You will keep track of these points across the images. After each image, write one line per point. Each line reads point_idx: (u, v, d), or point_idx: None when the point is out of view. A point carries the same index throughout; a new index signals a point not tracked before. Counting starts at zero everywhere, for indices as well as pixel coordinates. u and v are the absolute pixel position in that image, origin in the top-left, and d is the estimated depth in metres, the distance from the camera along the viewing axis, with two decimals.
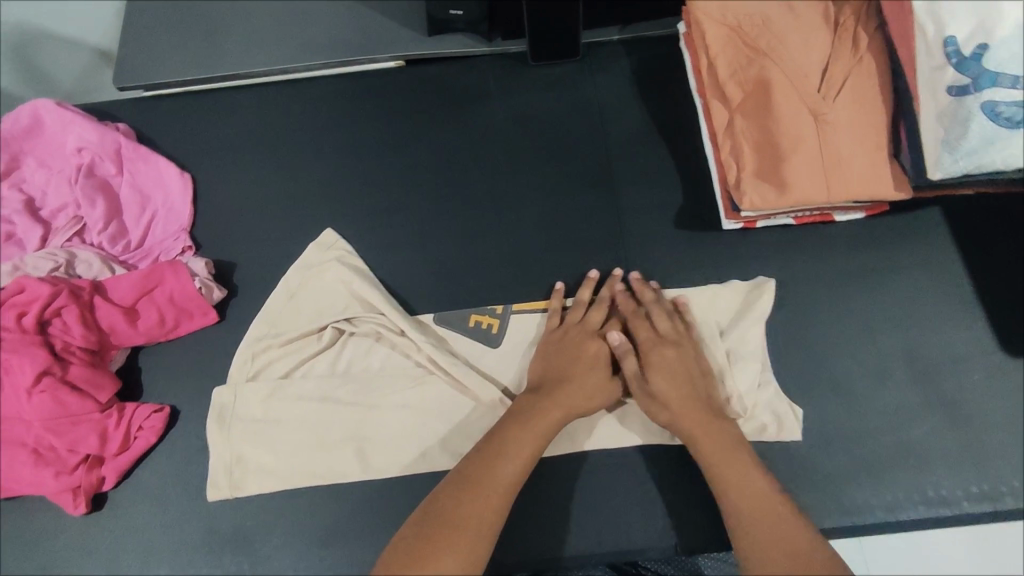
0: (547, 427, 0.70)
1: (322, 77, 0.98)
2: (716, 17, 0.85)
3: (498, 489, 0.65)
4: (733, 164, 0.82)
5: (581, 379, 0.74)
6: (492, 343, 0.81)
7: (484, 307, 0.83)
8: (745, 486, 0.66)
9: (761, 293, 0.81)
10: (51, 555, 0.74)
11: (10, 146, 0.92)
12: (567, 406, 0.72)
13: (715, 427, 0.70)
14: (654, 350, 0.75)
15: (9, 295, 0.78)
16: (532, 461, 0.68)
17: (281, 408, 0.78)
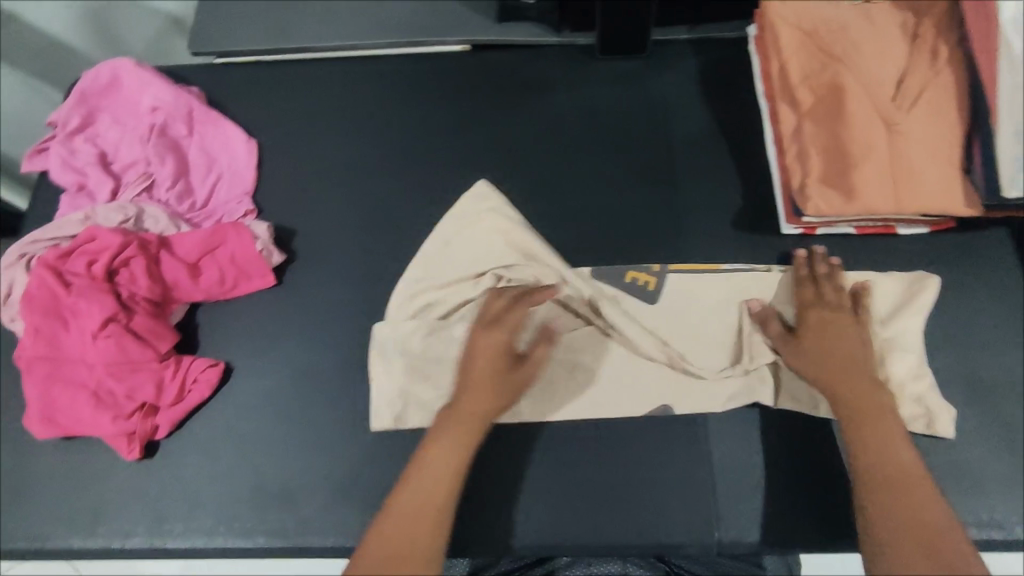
0: (468, 437, 0.70)
1: (391, 56, 1.00)
2: (790, 21, 0.85)
3: (425, 508, 0.65)
4: (798, 169, 0.81)
5: (486, 385, 0.72)
6: (651, 301, 0.83)
7: (642, 265, 0.84)
8: (886, 454, 0.67)
9: (925, 287, 0.78)
10: (101, 497, 0.76)
11: (89, 102, 0.95)
12: (477, 415, 0.71)
13: (869, 390, 0.71)
14: (814, 315, 0.76)
15: (81, 243, 0.80)
16: (453, 489, 0.67)
17: (441, 347, 0.79)
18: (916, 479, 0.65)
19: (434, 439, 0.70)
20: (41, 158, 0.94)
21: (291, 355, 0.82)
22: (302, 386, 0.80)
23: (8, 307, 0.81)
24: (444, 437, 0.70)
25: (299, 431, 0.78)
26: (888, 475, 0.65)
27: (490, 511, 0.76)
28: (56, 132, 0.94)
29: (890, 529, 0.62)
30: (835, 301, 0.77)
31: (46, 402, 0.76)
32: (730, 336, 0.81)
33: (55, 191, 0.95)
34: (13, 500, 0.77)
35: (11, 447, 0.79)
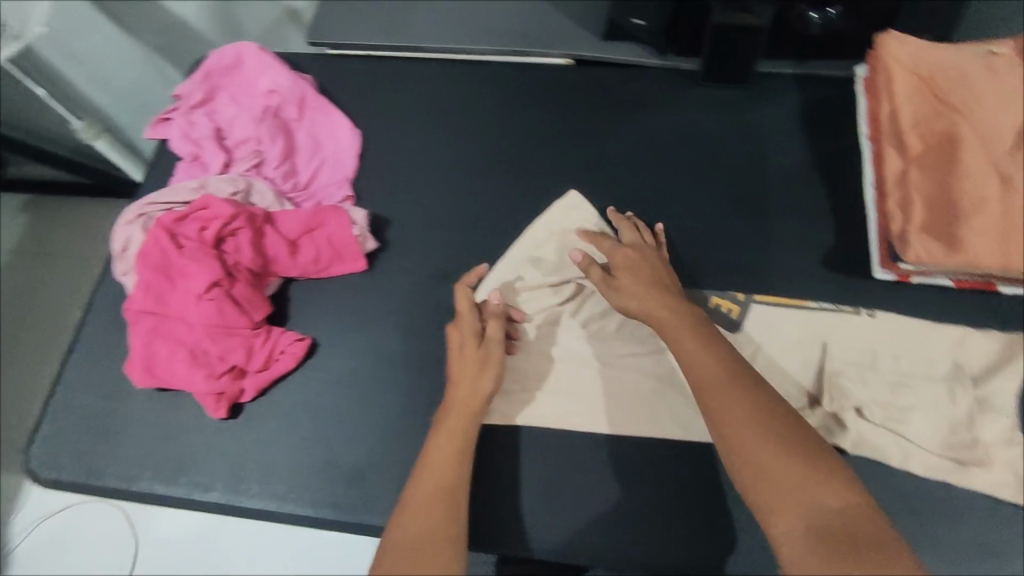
0: (462, 426, 0.72)
1: (496, 62, 1.03)
2: (907, 65, 0.83)
3: (435, 498, 0.66)
4: (899, 217, 0.80)
5: (468, 372, 0.75)
6: (731, 326, 0.83)
7: (727, 292, 0.85)
8: (748, 420, 0.63)
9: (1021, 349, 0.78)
10: (187, 449, 0.81)
11: (211, 79, 1.01)
12: (466, 400, 0.74)
13: (703, 345, 0.69)
14: (618, 256, 0.81)
15: (194, 209, 0.86)
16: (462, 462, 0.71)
17: (533, 349, 0.84)
18: (777, 436, 0.62)
19: (432, 435, 0.73)
20: (162, 127, 1.01)
21: (374, 338, 0.85)
22: (383, 369, 0.83)
23: (123, 261, 0.87)
24: (443, 429, 0.72)
25: (375, 411, 0.81)
26: (751, 441, 0.62)
27: (551, 516, 0.77)
28: (179, 103, 1.00)
29: (761, 490, 0.60)
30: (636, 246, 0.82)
31: (148, 354, 0.81)
32: (812, 373, 0.80)
33: (172, 159, 1.02)
34: (106, 441, 0.82)
35: (110, 391, 0.84)
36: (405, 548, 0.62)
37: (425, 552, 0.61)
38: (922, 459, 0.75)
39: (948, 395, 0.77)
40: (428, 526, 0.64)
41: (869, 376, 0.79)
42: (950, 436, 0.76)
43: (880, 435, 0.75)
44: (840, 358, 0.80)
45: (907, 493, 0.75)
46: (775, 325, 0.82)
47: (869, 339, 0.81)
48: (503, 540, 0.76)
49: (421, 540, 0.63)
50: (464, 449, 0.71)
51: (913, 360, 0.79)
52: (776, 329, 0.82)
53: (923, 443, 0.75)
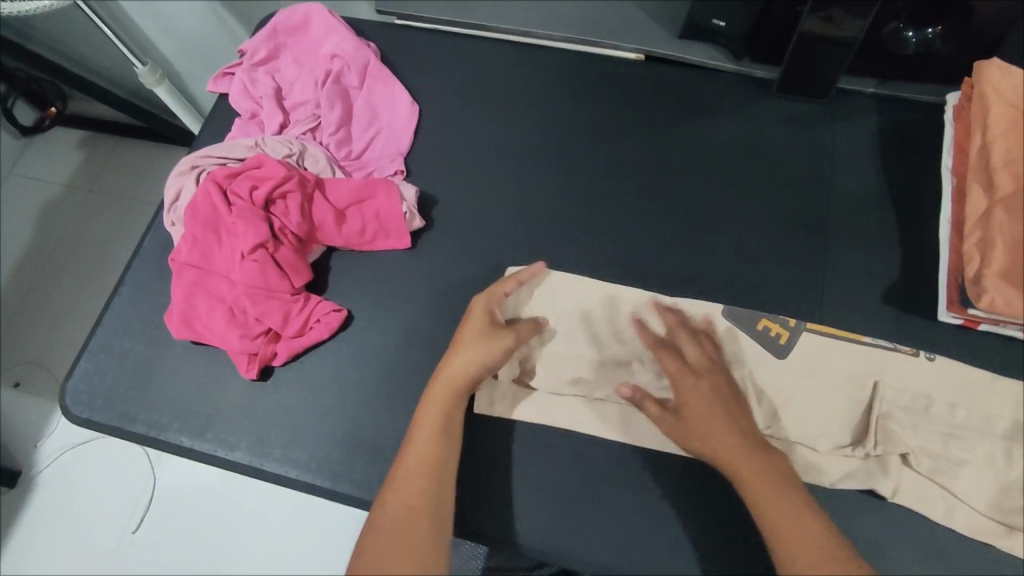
0: (445, 403, 0.71)
1: (564, 51, 1.00)
2: (1007, 97, 0.77)
3: (423, 476, 0.66)
4: (977, 258, 0.75)
5: (465, 348, 0.74)
6: (779, 354, 0.79)
7: (776, 316, 0.81)
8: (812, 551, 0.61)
9: None
10: (216, 405, 0.81)
11: (277, 38, 1.01)
12: (452, 375, 0.73)
13: (761, 462, 0.67)
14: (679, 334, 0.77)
15: (248, 168, 0.86)
16: (444, 439, 0.69)
17: (561, 350, 0.81)
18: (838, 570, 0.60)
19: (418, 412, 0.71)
20: (226, 81, 1.01)
21: (408, 318, 0.84)
22: (414, 350, 0.82)
23: (173, 211, 0.88)
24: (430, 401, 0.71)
25: (403, 392, 0.80)
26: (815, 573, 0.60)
27: (567, 522, 0.74)
28: (243, 59, 1.00)
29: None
30: (700, 363, 0.74)
31: (188, 306, 0.82)
32: (858, 412, 0.76)
33: (230, 114, 1.02)
34: (140, 387, 0.83)
35: (148, 339, 0.85)
36: (385, 537, 0.62)
37: (403, 539, 0.62)
38: (965, 518, 0.71)
39: (1004, 454, 0.72)
40: (409, 510, 0.64)
41: (920, 424, 0.74)
42: (1000, 497, 0.71)
43: (921, 487, 0.72)
44: (891, 401, 0.75)
45: (947, 552, 0.71)
46: (825, 357, 0.78)
47: (926, 382, 0.76)
48: (516, 541, 0.74)
49: (400, 527, 0.63)
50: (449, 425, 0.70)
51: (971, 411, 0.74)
52: (824, 362, 0.78)
53: (969, 500, 0.71)
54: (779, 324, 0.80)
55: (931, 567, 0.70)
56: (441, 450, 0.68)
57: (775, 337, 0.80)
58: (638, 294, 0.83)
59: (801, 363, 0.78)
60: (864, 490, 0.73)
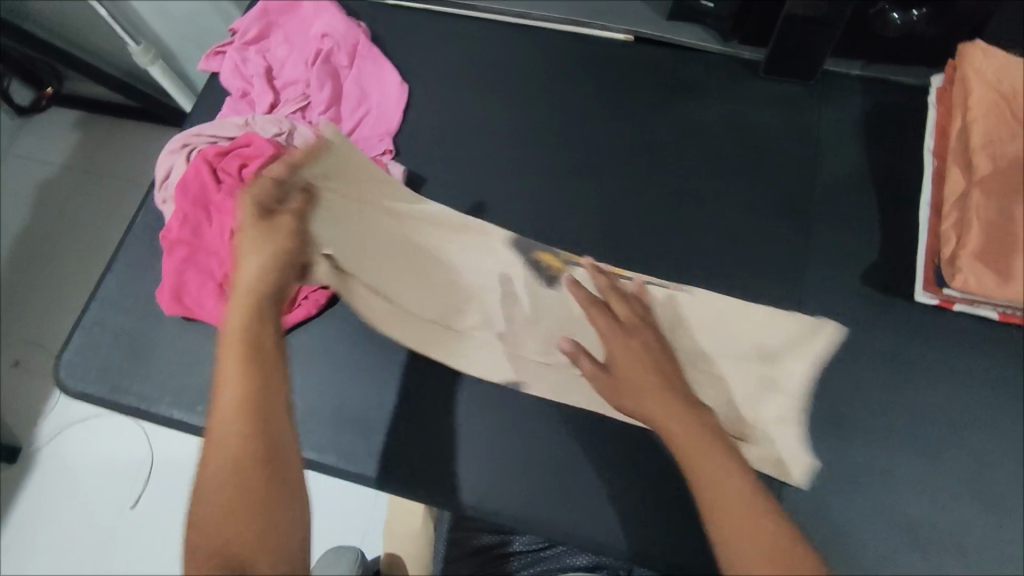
0: (248, 320, 0.63)
1: (552, 31, 1.01)
2: (988, 79, 0.78)
3: (241, 433, 0.57)
4: (953, 238, 0.76)
5: (257, 253, 0.67)
6: (548, 283, 0.84)
7: (554, 249, 0.86)
8: (734, 496, 0.58)
9: (824, 335, 0.79)
10: (206, 379, 0.83)
11: (268, 16, 1.01)
12: (240, 282, 0.66)
13: (692, 426, 0.64)
14: (608, 297, 0.76)
15: (237, 146, 0.87)
16: (244, 371, 0.59)
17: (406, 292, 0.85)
18: (761, 518, 0.57)
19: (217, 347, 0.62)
20: (216, 60, 1.02)
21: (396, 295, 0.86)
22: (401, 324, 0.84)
23: (164, 189, 0.89)
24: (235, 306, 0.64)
25: (392, 368, 0.82)
26: (750, 527, 0.57)
27: (549, 493, 0.76)
28: (233, 38, 1.01)
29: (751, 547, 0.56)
30: (631, 323, 0.74)
31: (178, 283, 0.83)
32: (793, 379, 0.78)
33: (221, 93, 1.03)
34: (132, 362, 0.84)
35: (141, 314, 0.87)
36: (215, 474, 0.56)
37: (230, 475, 0.55)
38: (930, 489, 0.74)
39: None
40: (229, 437, 0.57)
41: (699, 364, 0.80)
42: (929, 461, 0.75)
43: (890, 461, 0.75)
44: (684, 344, 0.80)
45: (913, 522, 0.73)
46: (589, 289, 0.83)
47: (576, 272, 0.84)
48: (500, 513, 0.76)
49: (226, 452, 0.56)
50: (252, 331, 0.62)
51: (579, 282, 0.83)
52: (566, 286, 0.84)
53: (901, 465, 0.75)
54: (554, 264, 0.85)
55: (898, 537, 0.73)
56: (245, 357, 0.60)
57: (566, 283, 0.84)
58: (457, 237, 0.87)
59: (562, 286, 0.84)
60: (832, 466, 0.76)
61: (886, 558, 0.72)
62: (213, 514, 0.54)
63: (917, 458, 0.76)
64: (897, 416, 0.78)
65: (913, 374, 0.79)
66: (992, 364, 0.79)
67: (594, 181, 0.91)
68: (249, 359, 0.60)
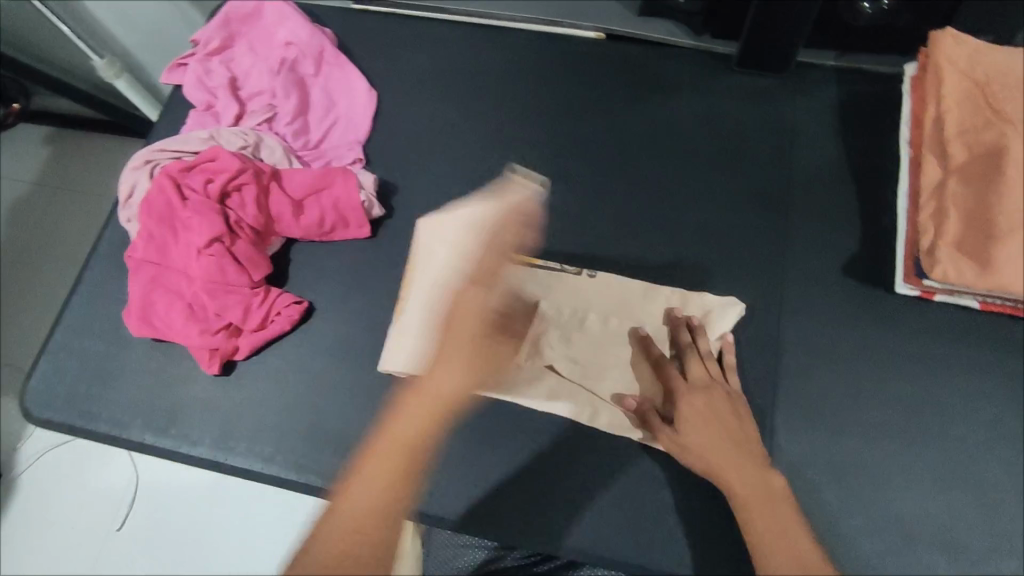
0: (433, 414, 0.62)
1: (523, 31, 0.99)
2: (961, 67, 0.77)
3: (367, 518, 0.57)
4: (931, 229, 0.75)
5: (455, 366, 0.63)
6: None
7: None
8: (782, 535, 0.61)
9: (729, 310, 0.78)
10: (179, 401, 0.81)
11: (230, 26, 0.99)
12: (427, 389, 0.63)
13: (752, 479, 0.65)
14: (689, 353, 0.74)
15: (202, 161, 0.85)
16: (411, 448, 0.60)
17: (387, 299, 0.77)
18: (800, 542, 0.61)
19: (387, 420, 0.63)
20: (179, 73, 0.99)
21: (371, 307, 0.84)
22: (378, 337, 0.82)
23: (128, 207, 0.86)
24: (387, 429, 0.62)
25: (369, 382, 0.80)
26: (788, 552, 0.60)
27: (534, 504, 0.75)
28: (195, 49, 0.99)
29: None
30: (703, 381, 0.71)
31: (145, 304, 0.81)
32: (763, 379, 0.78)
33: (186, 106, 1.00)
34: (102, 386, 0.82)
35: (110, 337, 0.85)
36: (353, 509, 0.58)
37: (387, 521, 0.58)
38: (918, 484, 0.74)
39: None
40: (376, 509, 0.58)
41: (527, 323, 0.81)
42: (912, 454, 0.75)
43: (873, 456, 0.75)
44: None
45: (902, 517, 0.72)
46: None
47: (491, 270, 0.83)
48: (486, 527, 0.74)
49: (360, 512, 0.57)
50: (404, 434, 0.61)
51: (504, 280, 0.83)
52: None
53: (886, 461, 0.75)
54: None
55: (888, 534, 0.72)
56: (388, 481, 0.59)
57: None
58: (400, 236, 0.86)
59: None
60: (819, 463, 0.75)
61: (876, 556, 0.71)
62: (335, 549, 0.55)
63: (904, 453, 0.75)
64: (883, 411, 0.77)
65: (898, 367, 0.78)
66: (975, 354, 0.78)
67: (570, 182, 0.89)
68: (419, 449, 0.61)
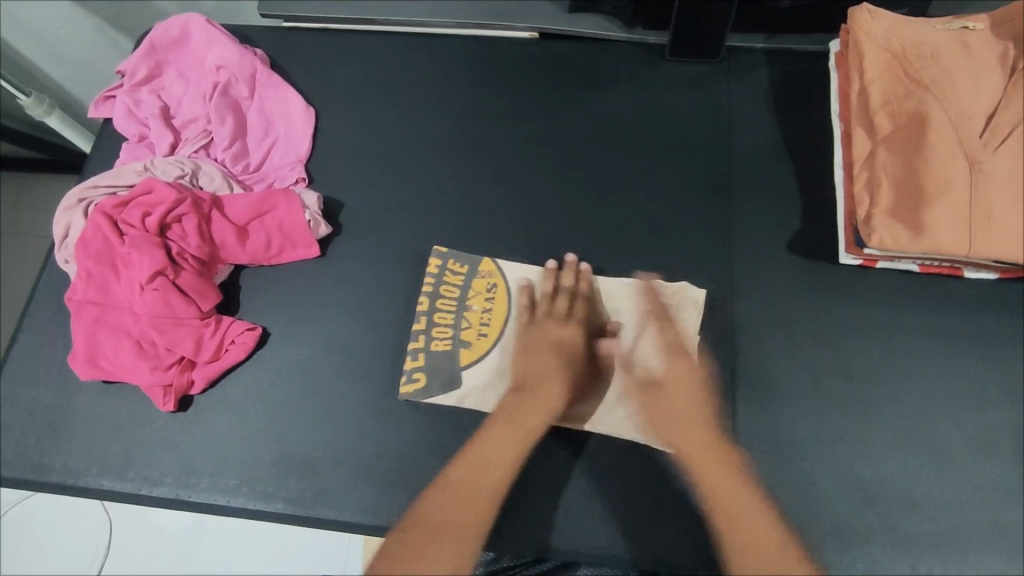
0: (523, 425, 0.72)
1: (455, 38, 0.99)
2: (878, 41, 0.80)
3: (471, 497, 0.67)
4: (866, 199, 0.77)
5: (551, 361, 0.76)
6: (433, 283, 0.83)
7: (419, 252, 0.86)
8: (737, 509, 0.66)
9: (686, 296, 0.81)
10: (135, 443, 0.79)
11: (157, 53, 0.96)
12: (552, 398, 0.73)
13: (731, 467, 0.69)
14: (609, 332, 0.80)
15: (138, 194, 0.83)
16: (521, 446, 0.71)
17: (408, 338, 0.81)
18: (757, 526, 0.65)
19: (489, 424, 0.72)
20: (108, 105, 0.97)
21: (327, 328, 0.83)
22: (337, 357, 0.81)
23: (64, 248, 0.84)
24: (495, 426, 0.72)
25: (330, 404, 0.79)
26: (746, 530, 0.65)
27: (505, 509, 0.75)
28: (123, 80, 0.96)
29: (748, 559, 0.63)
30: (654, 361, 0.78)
31: (91, 346, 0.79)
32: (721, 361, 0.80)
33: (118, 139, 0.98)
34: (52, 435, 0.79)
35: (57, 383, 0.82)
36: (460, 484, 0.68)
37: (478, 491, 0.67)
38: (877, 447, 0.76)
39: None
40: (507, 457, 0.70)
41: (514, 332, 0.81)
42: (869, 419, 0.77)
43: (832, 424, 0.77)
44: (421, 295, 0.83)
45: (865, 481, 0.74)
46: (471, 280, 0.84)
47: (478, 279, 0.84)
48: None
49: (466, 497, 0.67)
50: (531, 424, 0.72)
51: (495, 288, 0.83)
52: (461, 287, 0.83)
53: (845, 428, 0.77)
54: (451, 271, 0.84)
55: (855, 499, 0.74)
56: (519, 448, 0.71)
57: (450, 290, 0.83)
58: (357, 253, 0.86)
59: (451, 291, 0.83)
60: (781, 438, 0.76)
61: (844, 522, 0.73)
62: (444, 518, 0.65)
63: (860, 419, 0.77)
64: (838, 381, 0.79)
65: (847, 336, 0.81)
66: (920, 316, 0.81)
67: (518, 184, 0.89)
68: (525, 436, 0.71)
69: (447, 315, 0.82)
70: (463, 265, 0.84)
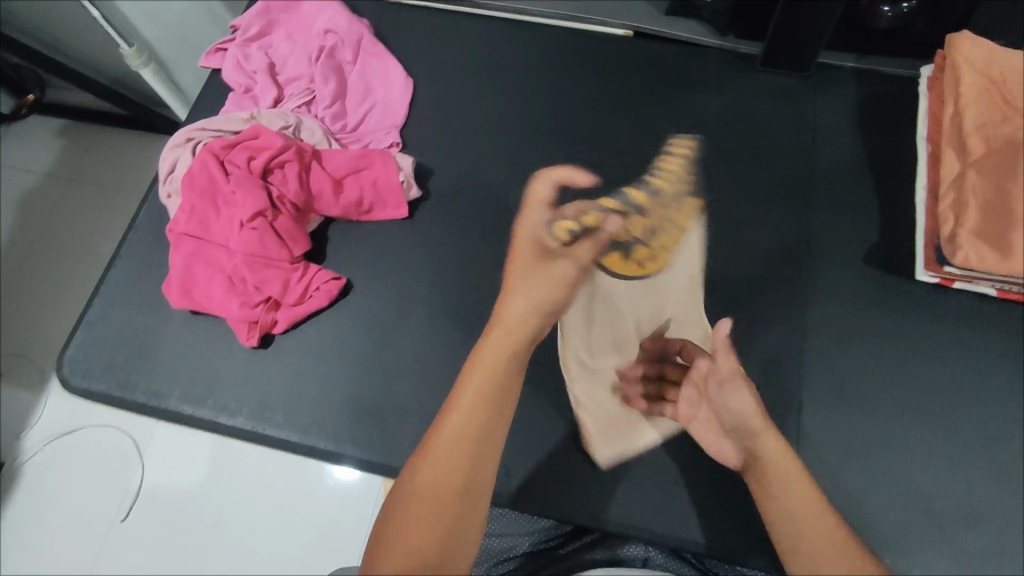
0: (487, 402, 0.71)
1: (550, 27, 1.03)
2: (978, 66, 0.81)
3: (447, 482, 0.63)
4: (951, 217, 0.79)
5: (523, 296, 0.83)
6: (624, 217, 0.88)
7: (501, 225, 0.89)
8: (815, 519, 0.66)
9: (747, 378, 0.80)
10: (217, 374, 0.82)
11: (270, 14, 1.01)
12: (514, 328, 0.80)
13: (789, 480, 0.70)
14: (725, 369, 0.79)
15: (245, 139, 0.86)
16: (486, 423, 0.69)
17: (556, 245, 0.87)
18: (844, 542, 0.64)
19: (450, 407, 0.69)
20: (217, 57, 1.01)
21: (408, 285, 0.86)
22: (414, 314, 0.84)
23: (169, 183, 0.88)
24: (459, 404, 0.70)
25: (406, 358, 0.82)
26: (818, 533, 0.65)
27: (566, 477, 0.78)
28: (235, 35, 1.01)
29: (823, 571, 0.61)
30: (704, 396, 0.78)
31: (186, 276, 0.82)
32: (791, 362, 0.81)
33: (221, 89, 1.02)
34: (140, 357, 0.83)
35: (147, 310, 0.85)
36: (429, 474, 0.63)
37: (475, 453, 0.66)
38: (940, 462, 0.76)
39: None
40: (470, 433, 0.67)
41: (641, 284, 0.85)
42: (935, 434, 0.78)
43: (897, 435, 0.78)
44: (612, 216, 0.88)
45: (926, 494, 0.75)
46: (670, 232, 0.87)
47: (671, 231, 0.87)
48: (516, 497, 0.77)
49: (448, 465, 0.64)
50: (491, 402, 0.71)
51: (670, 241, 0.87)
52: (642, 230, 0.87)
53: (908, 440, 0.77)
54: (664, 212, 0.88)
55: (913, 509, 0.74)
56: (489, 420, 0.69)
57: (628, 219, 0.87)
58: (442, 220, 0.89)
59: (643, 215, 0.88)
60: (845, 442, 0.78)
61: (903, 531, 0.74)
62: (415, 516, 0.60)
63: (924, 432, 0.78)
64: (906, 393, 0.79)
65: (918, 351, 0.81)
66: (994, 340, 0.81)
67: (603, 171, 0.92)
68: (488, 410, 0.70)
69: (629, 236, 0.87)
70: (688, 219, 0.88)
